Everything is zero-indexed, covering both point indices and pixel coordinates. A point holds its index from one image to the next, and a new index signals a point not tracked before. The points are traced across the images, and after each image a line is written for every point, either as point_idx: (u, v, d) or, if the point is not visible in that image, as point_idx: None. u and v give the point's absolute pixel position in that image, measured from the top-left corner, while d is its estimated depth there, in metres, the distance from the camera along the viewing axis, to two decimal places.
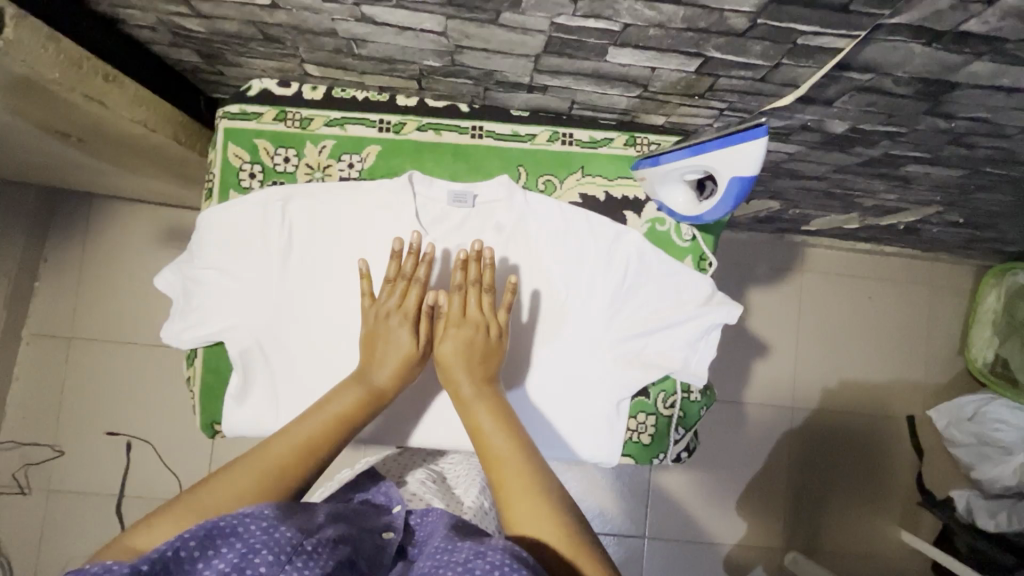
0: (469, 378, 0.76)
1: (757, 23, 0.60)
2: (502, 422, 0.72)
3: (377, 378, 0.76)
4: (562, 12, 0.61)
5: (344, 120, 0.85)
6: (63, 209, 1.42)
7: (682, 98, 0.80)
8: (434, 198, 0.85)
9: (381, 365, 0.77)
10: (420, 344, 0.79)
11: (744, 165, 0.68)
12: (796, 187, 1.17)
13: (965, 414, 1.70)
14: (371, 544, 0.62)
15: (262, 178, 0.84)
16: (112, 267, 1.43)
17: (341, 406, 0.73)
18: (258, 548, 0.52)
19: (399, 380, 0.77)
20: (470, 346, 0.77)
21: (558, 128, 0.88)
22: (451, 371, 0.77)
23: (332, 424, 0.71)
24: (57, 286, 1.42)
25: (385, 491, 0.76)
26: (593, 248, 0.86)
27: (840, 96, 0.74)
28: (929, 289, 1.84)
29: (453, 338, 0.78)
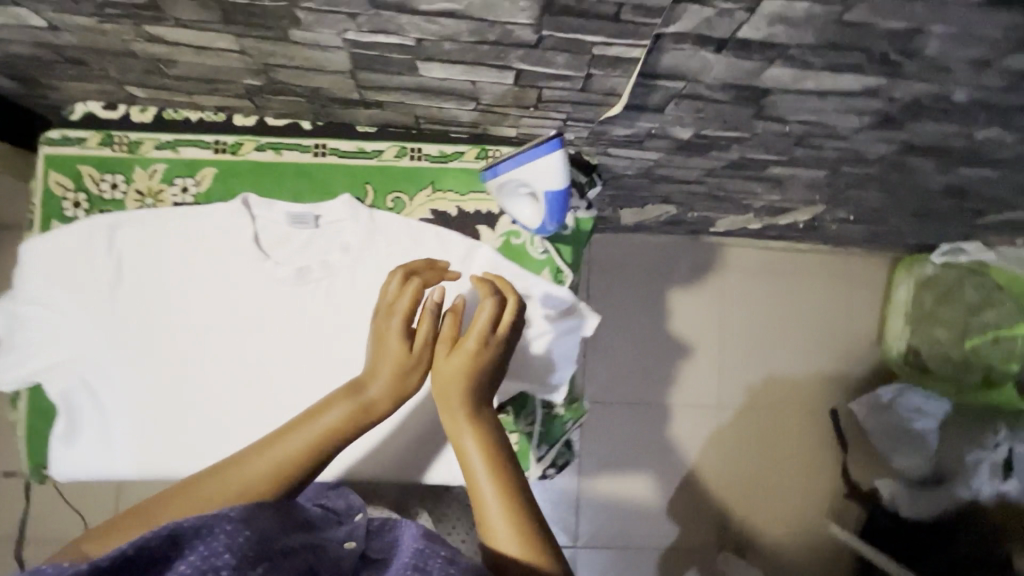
0: (462, 390, 0.70)
1: (543, 35, 0.58)
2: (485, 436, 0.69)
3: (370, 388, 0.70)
4: (346, 28, 0.59)
5: (176, 142, 0.82)
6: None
7: (519, 109, 0.78)
8: (274, 220, 0.81)
9: (376, 373, 0.70)
10: (416, 352, 0.71)
11: (554, 178, 0.75)
12: (681, 192, 1.18)
13: (883, 401, 1.71)
14: (333, 552, 0.61)
15: (88, 207, 0.80)
16: None
17: (330, 420, 0.68)
18: (222, 552, 0.51)
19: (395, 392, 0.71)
20: (471, 358, 0.71)
21: (406, 144, 0.86)
22: (445, 379, 0.71)
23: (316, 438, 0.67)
24: None
25: (345, 498, 0.76)
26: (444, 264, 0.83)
27: (667, 104, 0.73)
28: (851, 286, 1.84)
29: (455, 351, 0.72)
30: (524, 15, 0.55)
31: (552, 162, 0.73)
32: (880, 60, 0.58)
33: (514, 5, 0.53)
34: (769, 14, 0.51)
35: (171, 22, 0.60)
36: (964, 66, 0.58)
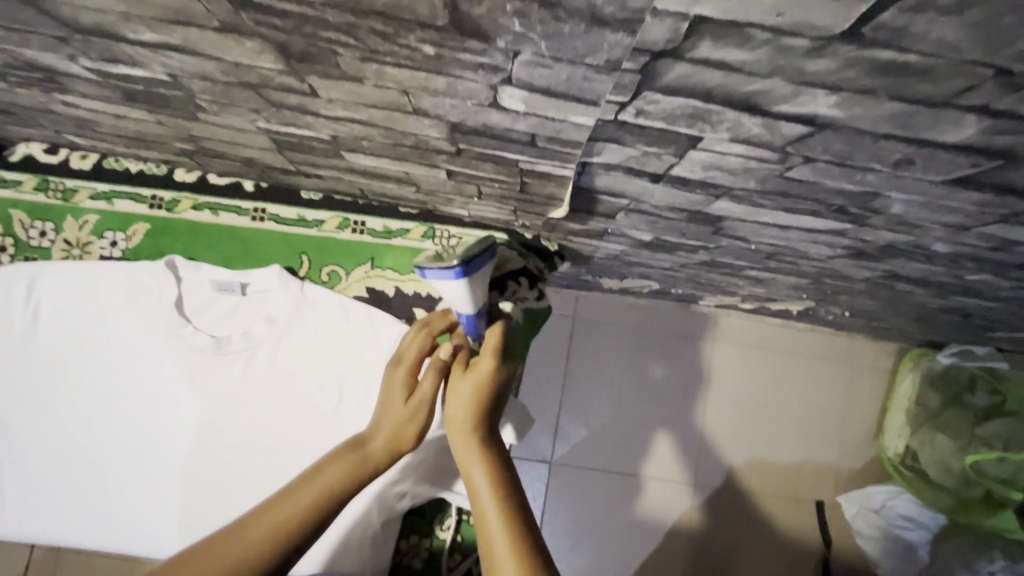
0: (470, 433, 0.62)
1: (461, 147, 0.53)
2: (495, 475, 0.58)
3: (369, 442, 0.62)
4: (255, 118, 0.55)
5: (112, 194, 0.79)
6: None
7: (462, 197, 0.73)
8: (197, 285, 0.77)
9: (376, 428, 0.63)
10: (418, 401, 0.65)
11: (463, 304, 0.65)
12: (658, 274, 1.10)
13: (872, 504, 1.46)
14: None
15: (13, 252, 0.78)
16: None
17: (331, 477, 0.58)
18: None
19: (395, 447, 0.63)
20: (479, 394, 0.63)
21: (349, 215, 0.81)
22: (452, 423, 0.63)
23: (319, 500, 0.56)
24: None
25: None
26: (371, 350, 0.78)
27: (616, 212, 0.67)
28: (868, 374, 1.54)
29: (461, 388, 0.64)
30: (435, 131, 0.49)
31: (450, 289, 0.63)
32: (840, 210, 0.51)
33: (422, 122, 0.48)
34: (701, 162, 0.45)
35: (78, 94, 0.57)
36: (938, 226, 0.51)
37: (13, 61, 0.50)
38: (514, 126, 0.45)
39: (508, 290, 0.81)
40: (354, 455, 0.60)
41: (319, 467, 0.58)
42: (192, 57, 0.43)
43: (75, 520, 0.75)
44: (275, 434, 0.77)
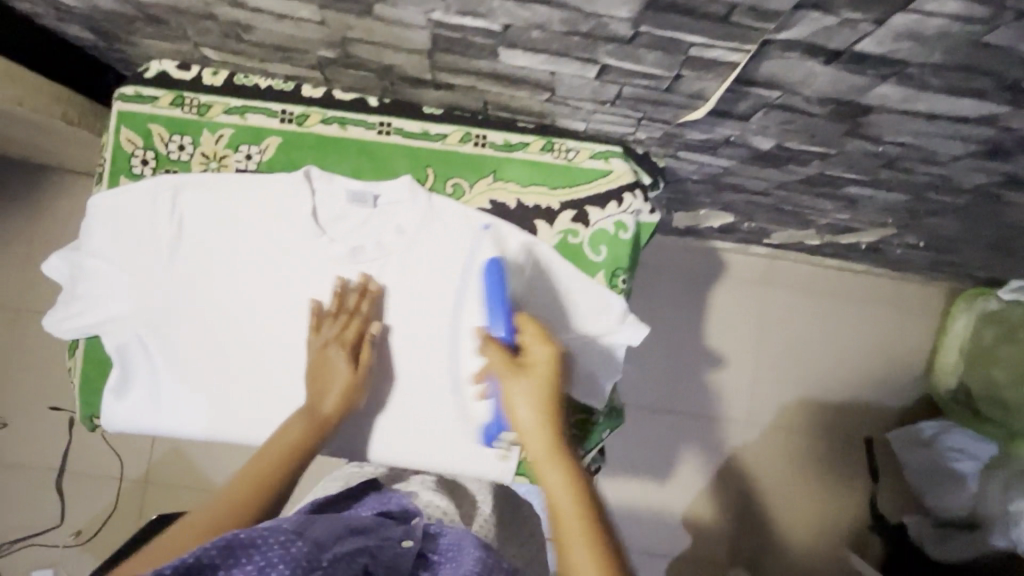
0: (548, 438, 0.68)
1: (640, 30, 0.54)
2: (568, 475, 0.66)
3: (321, 406, 0.75)
4: (434, 8, 0.57)
5: (244, 108, 0.81)
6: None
7: (594, 105, 0.75)
8: (332, 195, 0.81)
9: (325, 394, 0.75)
10: (364, 369, 0.77)
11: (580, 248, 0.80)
12: (744, 201, 1.12)
13: (921, 438, 1.56)
14: (388, 551, 0.60)
15: (155, 166, 0.81)
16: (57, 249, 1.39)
17: (288, 436, 0.72)
18: (275, 562, 0.53)
19: (345, 402, 0.76)
20: (546, 395, 0.70)
21: (471, 129, 0.83)
22: (527, 424, 0.69)
23: (286, 453, 0.71)
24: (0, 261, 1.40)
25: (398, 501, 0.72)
26: (497, 258, 0.82)
27: (755, 112, 0.69)
28: (908, 313, 1.69)
29: (525, 385, 0.70)
30: (625, 9, 0.51)
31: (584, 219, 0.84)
32: (1009, 86, 0.53)
33: None
34: (898, 28, 0.47)
35: None
36: None
37: None
38: None
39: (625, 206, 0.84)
40: (309, 417, 0.74)
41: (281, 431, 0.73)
42: None
43: (223, 419, 0.80)
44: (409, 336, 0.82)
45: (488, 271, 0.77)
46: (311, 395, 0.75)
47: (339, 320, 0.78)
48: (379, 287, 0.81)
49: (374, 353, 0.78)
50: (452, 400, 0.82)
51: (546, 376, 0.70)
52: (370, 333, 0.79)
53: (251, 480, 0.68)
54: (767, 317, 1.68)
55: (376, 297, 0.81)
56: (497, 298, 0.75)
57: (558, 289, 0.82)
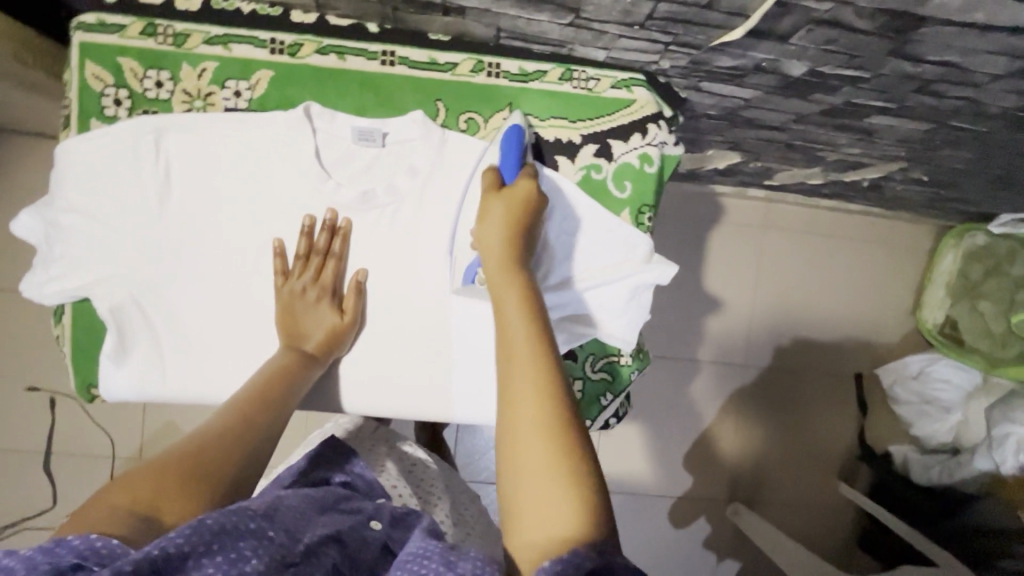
0: (502, 266, 0.63)
1: None
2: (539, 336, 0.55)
3: (306, 342, 0.73)
4: None
5: (227, 37, 0.71)
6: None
7: (620, 28, 0.69)
8: (336, 136, 0.75)
9: (303, 334, 0.73)
10: (351, 316, 0.75)
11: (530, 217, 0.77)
12: (755, 138, 1.08)
13: (909, 372, 1.57)
14: (357, 535, 0.53)
15: (130, 107, 0.72)
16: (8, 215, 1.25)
17: (269, 367, 0.70)
18: (249, 558, 0.43)
19: (331, 340, 0.74)
20: (516, 215, 0.68)
21: (483, 57, 0.76)
22: (490, 243, 0.66)
23: (268, 378, 0.68)
24: None
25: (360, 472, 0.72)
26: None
27: (797, 31, 0.64)
28: (897, 251, 1.70)
29: (497, 208, 0.69)
30: None
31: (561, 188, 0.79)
32: None
33: None
34: None
35: None
36: None
37: None
38: None
39: (648, 136, 0.79)
40: (295, 350, 0.72)
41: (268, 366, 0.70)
42: None
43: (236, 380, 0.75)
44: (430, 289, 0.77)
45: (506, 133, 0.75)
46: (287, 337, 0.73)
47: (308, 253, 0.74)
48: (353, 229, 0.76)
49: (360, 302, 0.76)
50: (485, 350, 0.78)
51: (520, 199, 0.69)
52: (336, 255, 0.75)
53: (235, 413, 0.62)
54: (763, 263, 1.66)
55: (346, 232, 0.75)
56: (512, 155, 0.73)
57: (584, 230, 0.79)
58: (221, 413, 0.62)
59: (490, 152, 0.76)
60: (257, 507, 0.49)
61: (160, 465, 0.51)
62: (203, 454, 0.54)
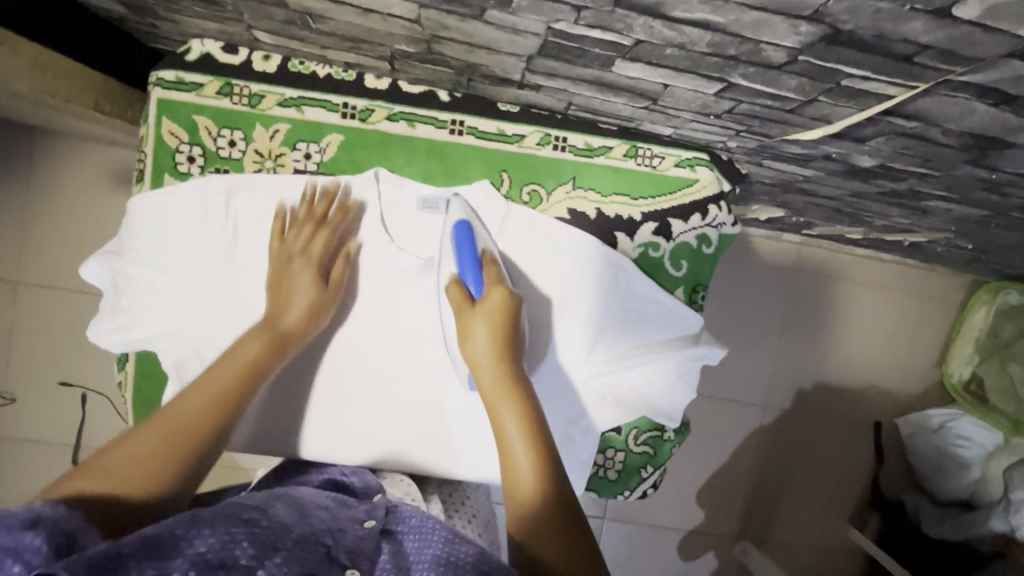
0: (499, 387, 0.65)
1: (798, 59, 0.48)
2: (518, 398, 0.64)
3: (285, 318, 0.70)
4: (561, 19, 0.49)
5: (301, 100, 0.73)
6: (19, 146, 1.35)
7: (695, 115, 0.68)
8: (401, 202, 0.76)
9: (289, 310, 0.70)
10: (334, 287, 0.73)
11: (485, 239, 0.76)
12: (805, 202, 1.08)
13: (930, 424, 1.50)
14: (349, 535, 0.53)
15: (202, 163, 0.75)
16: (74, 219, 1.37)
17: (248, 352, 0.66)
18: (239, 540, 0.45)
19: (308, 318, 0.71)
20: (500, 331, 0.68)
21: (550, 130, 0.77)
22: (481, 366, 0.67)
23: (243, 372, 0.65)
24: (14, 229, 1.37)
25: (360, 476, 0.70)
26: (586, 274, 0.78)
27: (876, 137, 0.64)
28: (935, 305, 1.61)
29: (478, 326, 0.69)
30: (794, 40, 0.45)
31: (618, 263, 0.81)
32: None
33: (791, 29, 0.43)
34: None
35: None
36: None
37: None
38: (918, 35, 0.41)
39: (707, 216, 0.80)
40: (271, 331, 0.68)
41: (241, 345, 0.67)
42: None
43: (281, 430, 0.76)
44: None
45: (455, 232, 0.73)
46: (273, 310, 0.70)
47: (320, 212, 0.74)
48: (360, 251, 0.77)
49: (347, 270, 0.75)
50: None
51: (499, 314, 0.68)
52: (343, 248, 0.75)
53: (205, 406, 0.60)
54: (791, 303, 1.59)
55: (356, 215, 0.76)
56: (466, 255, 0.72)
57: (641, 307, 0.79)
58: (193, 396, 0.60)
59: (446, 258, 0.74)
60: (250, 504, 0.52)
61: (108, 465, 0.52)
62: (162, 463, 0.54)
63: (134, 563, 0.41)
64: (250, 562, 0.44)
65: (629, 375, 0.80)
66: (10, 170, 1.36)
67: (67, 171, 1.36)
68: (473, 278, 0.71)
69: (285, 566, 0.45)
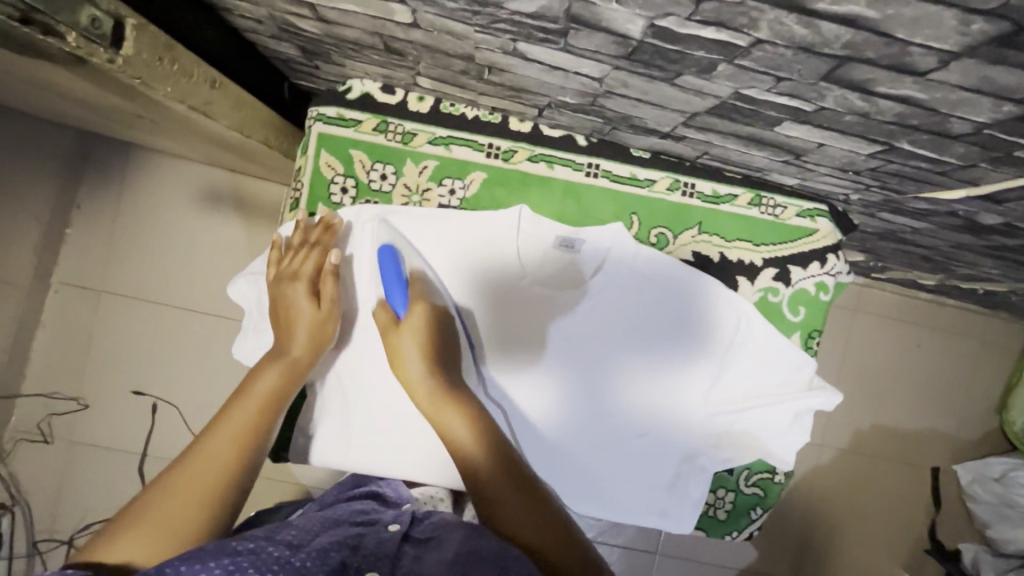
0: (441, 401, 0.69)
1: (982, 131, 0.51)
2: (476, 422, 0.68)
3: (291, 349, 0.70)
4: (753, 86, 0.53)
5: (450, 139, 0.78)
6: (116, 162, 1.41)
7: (832, 170, 0.71)
8: (538, 239, 0.79)
9: (292, 335, 0.71)
10: (330, 304, 0.73)
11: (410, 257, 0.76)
12: (894, 250, 1.10)
13: (991, 473, 1.47)
14: (370, 538, 0.57)
15: (355, 194, 0.79)
16: (160, 231, 1.42)
17: (262, 387, 0.67)
18: (242, 569, 0.49)
19: (316, 345, 0.72)
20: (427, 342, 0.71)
21: (680, 176, 0.81)
22: (416, 383, 0.70)
23: (263, 406, 0.66)
24: (103, 238, 1.42)
25: (393, 487, 0.73)
26: (653, 301, 0.80)
27: (1016, 200, 0.66)
28: (1000, 352, 1.61)
29: (406, 344, 0.71)
30: (990, 116, 0.48)
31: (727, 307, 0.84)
32: None
33: (994, 107, 0.46)
34: None
35: (557, 45, 0.54)
36: None
37: (547, 10, 0.48)
38: None
39: (826, 264, 0.82)
40: (282, 363, 0.69)
41: (253, 377, 0.67)
42: (845, 28, 0.41)
43: (398, 453, 0.77)
44: (573, 385, 0.80)
45: (380, 256, 0.74)
46: (279, 339, 0.71)
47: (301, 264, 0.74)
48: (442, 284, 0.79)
49: (337, 287, 0.74)
50: (644, 456, 0.81)
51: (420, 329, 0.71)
52: (329, 264, 0.74)
53: (227, 448, 0.61)
54: (852, 343, 1.59)
55: (341, 230, 0.77)
56: (392, 274, 0.73)
57: (753, 350, 0.81)
58: (207, 441, 0.61)
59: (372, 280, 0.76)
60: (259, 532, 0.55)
61: (139, 516, 0.55)
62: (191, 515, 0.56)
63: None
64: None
65: (742, 415, 0.80)
66: (105, 184, 1.41)
67: (159, 187, 1.42)
68: (398, 299, 0.73)
69: None
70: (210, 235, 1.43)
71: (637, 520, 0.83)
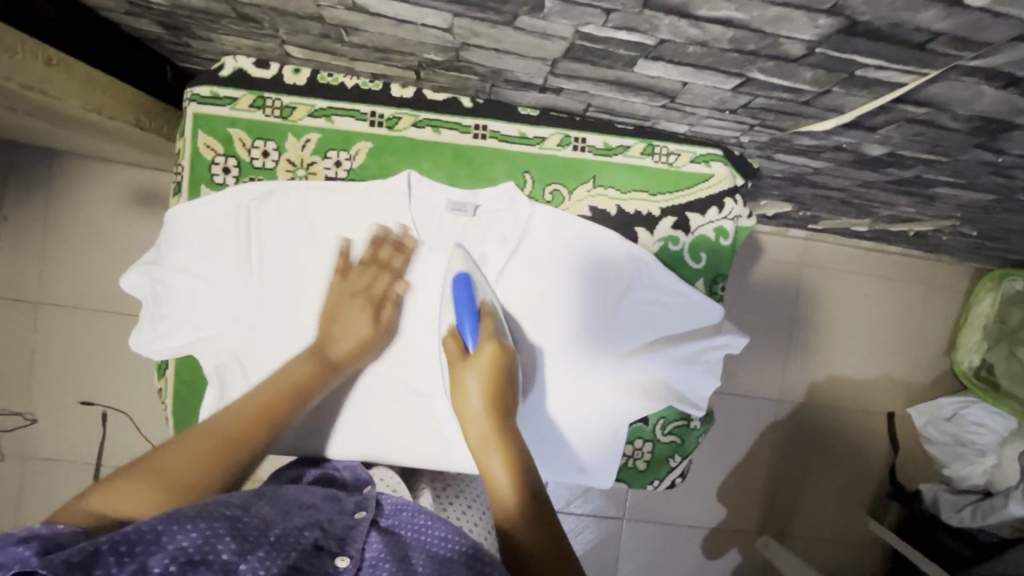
0: (489, 427, 0.69)
1: (815, 51, 0.51)
2: (507, 453, 0.67)
3: (330, 350, 0.75)
4: (589, 22, 0.52)
5: (330, 110, 0.77)
6: (33, 169, 1.37)
7: (711, 111, 0.71)
8: (432, 204, 0.80)
9: (331, 336, 0.76)
10: (385, 323, 0.79)
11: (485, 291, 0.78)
12: (813, 195, 1.10)
13: (942, 414, 1.44)
14: (340, 523, 0.55)
15: (238, 174, 0.79)
16: (88, 238, 1.39)
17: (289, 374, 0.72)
18: (222, 535, 0.46)
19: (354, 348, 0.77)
20: (493, 381, 0.71)
21: (570, 132, 0.80)
22: (473, 416, 0.70)
23: (284, 390, 0.71)
24: (31, 248, 1.38)
25: (351, 468, 0.72)
26: (563, 262, 0.80)
27: (887, 125, 0.66)
28: (943, 294, 1.62)
29: (470, 380, 0.71)
30: (813, 32, 0.48)
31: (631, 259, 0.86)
32: None
33: (811, 22, 0.46)
34: None
35: None
36: None
37: None
38: (931, 23, 0.44)
39: (723, 209, 0.83)
40: (315, 357, 0.74)
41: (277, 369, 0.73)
42: None
43: (306, 427, 0.78)
44: None
45: (455, 282, 0.76)
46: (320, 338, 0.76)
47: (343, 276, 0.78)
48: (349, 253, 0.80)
49: (395, 313, 0.80)
50: (557, 415, 0.81)
51: (488, 367, 0.71)
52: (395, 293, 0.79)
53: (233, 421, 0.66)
54: (800, 297, 1.59)
55: (404, 243, 0.80)
56: (465, 303, 0.74)
57: (662, 302, 0.81)
58: (223, 416, 0.66)
59: (447, 309, 0.78)
60: (234, 499, 0.53)
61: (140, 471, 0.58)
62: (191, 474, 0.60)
63: (114, 557, 0.42)
64: (231, 557, 0.44)
65: (649, 363, 0.81)
66: (25, 193, 1.37)
67: (81, 192, 1.38)
68: (470, 329, 0.74)
69: (263, 560, 0.45)
70: (140, 238, 1.40)
71: (558, 476, 0.84)
